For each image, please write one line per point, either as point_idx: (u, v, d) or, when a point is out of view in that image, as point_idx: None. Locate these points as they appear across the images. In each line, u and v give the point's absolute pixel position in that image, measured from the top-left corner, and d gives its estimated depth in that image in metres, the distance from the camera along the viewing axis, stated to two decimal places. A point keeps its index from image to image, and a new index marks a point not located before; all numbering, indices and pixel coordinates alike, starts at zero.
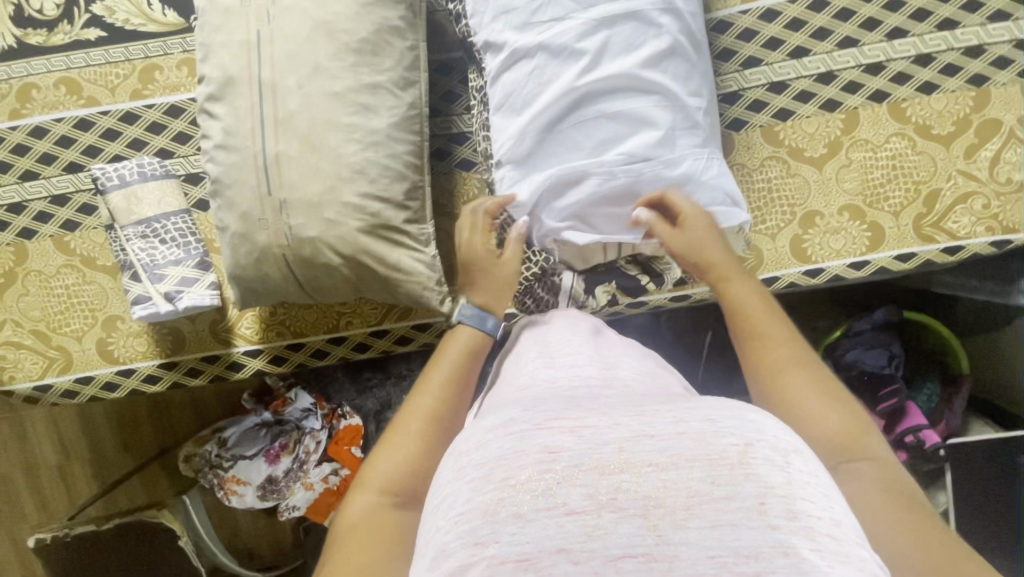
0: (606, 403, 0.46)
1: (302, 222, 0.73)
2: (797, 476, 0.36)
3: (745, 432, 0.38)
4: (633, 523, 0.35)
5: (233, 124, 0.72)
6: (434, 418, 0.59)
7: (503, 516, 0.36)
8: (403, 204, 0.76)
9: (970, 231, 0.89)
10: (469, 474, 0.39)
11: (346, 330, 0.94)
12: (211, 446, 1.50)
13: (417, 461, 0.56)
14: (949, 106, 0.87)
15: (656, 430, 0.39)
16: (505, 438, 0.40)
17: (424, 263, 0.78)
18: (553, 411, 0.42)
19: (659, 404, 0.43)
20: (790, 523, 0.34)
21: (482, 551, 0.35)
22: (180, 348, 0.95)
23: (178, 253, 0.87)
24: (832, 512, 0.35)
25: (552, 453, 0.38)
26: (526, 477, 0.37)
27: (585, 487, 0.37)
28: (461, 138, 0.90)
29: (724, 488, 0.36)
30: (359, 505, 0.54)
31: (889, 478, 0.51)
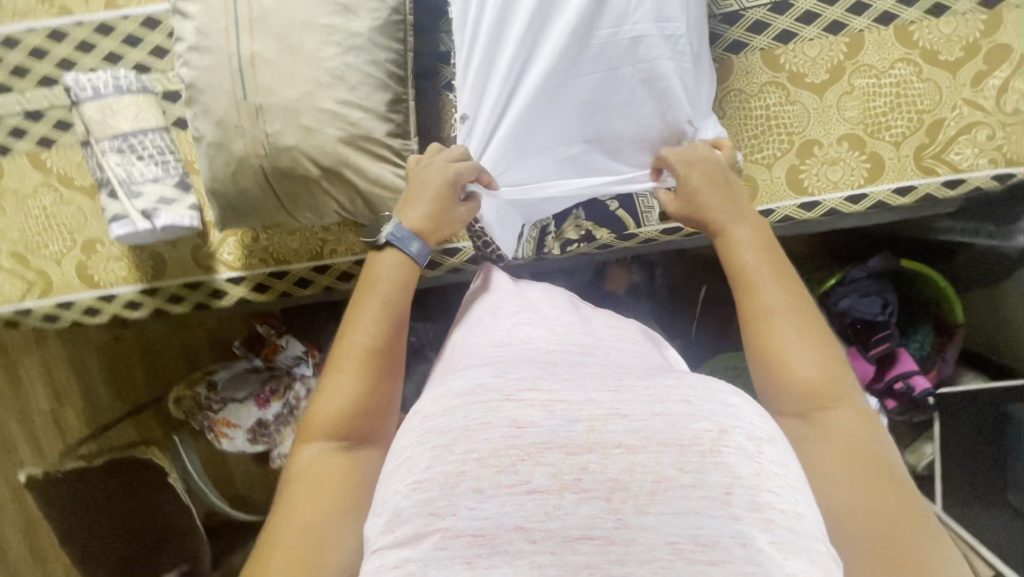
0: (588, 372, 0.46)
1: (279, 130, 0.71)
2: (765, 467, 0.38)
3: (720, 418, 0.40)
4: (595, 504, 0.38)
5: (208, 25, 0.70)
6: (371, 354, 0.58)
7: (461, 490, 0.38)
8: (385, 115, 0.73)
9: (973, 163, 0.86)
10: (430, 441, 0.41)
11: (330, 258, 0.92)
12: (201, 389, 1.50)
13: (358, 402, 0.57)
14: (957, 30, 0.83)
15: (629, 411, 0.41)
16: (472, 408, 0.41)
17: (406, 180, 0.76)
18: (530, 379, 0.44)
19: (637, 378, 0.45)
20: (751, 514, 0.37)
21: (436, 522, 0.38)
22: (162, 274, 0.93)
23: (156, 171, 0.85)
24: (796, 506, 0.38)
25: (519, 430, 0.40)
26: (491, 452, 0.39)
27: (550, 465, 0.39)
28: (449, 57, 0.86)
29: (691, 475, 0.38)
30: (309, 444, 0.55)
31: (861, 441, 0.51)
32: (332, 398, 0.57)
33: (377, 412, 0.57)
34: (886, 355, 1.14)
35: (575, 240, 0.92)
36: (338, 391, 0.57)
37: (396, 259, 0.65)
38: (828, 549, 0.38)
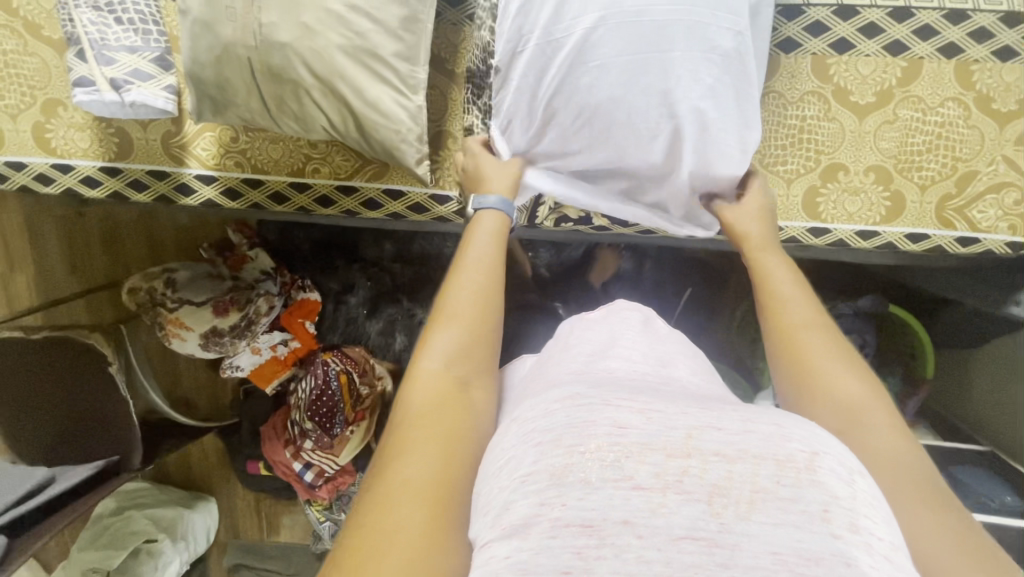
0: (662, 395, 0.46)
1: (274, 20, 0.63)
2: (861, 493, 0.35)
3: (813, 441, 0.36)
4: (697, 506, 0.33)
5: None
6: (482, 307, 0.60)
7: (570, 481, 0.34)
8: (396, 32, 0.66)
9: (992, 225, 0.83)
10: (536, 438, 0.38)
11: (311, 178, 0.86)
12: (157, 283, 1.43)
13: (471, 351, 0.57)
14: (1019, 80, 0.78)
15: (724, 424, 0.37)
16: (571, 410, 0.38)
17: (406, 110, 0.69)
18: (621, 392, 0.41)
19: (727, 405, 0.41)
20: (853, 535, 0.32)
21: (545, 513, 0.34)
22: (127, 155, 0.85)
23: (134, 40, 0.76)
24: (893, 538, 0.34)
25: (621, 429, 0.36)
26: (594, 447, 0.35)
27: (654, 465, 0.35)
28: None
29: (790, 488, 0.33)
30: (420, 386, 0.53)
31: (910, 468, 0.49)
32: (447, 341, 0.57)
33: (484, 365, 0.57)
34: None
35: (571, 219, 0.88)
36: (453, 336, 0.57)
37: (491, 223, 0.70)
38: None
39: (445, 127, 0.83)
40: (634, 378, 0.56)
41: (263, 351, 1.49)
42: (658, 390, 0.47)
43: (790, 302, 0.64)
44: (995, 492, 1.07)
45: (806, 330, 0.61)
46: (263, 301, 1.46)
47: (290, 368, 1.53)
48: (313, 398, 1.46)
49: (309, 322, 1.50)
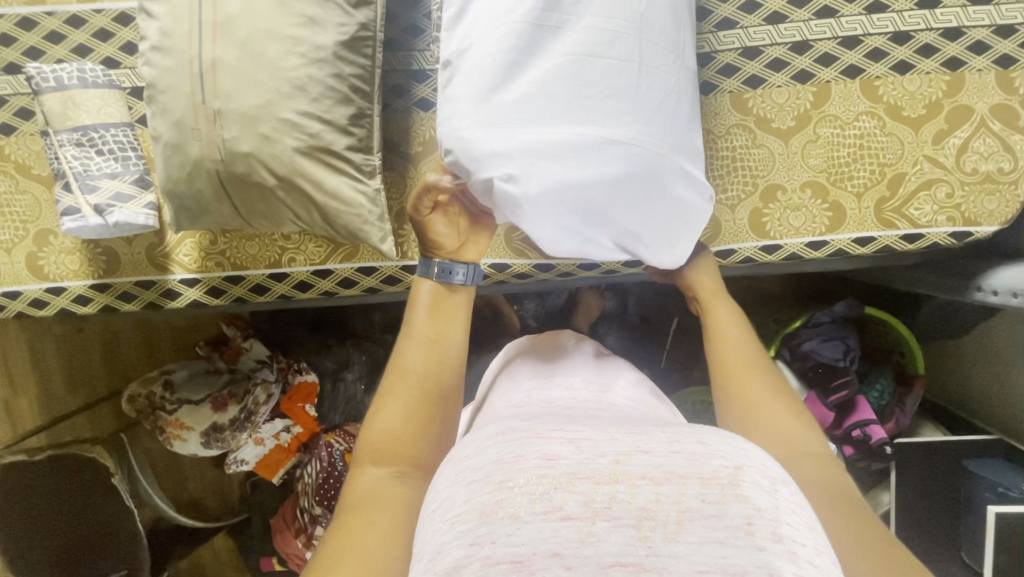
0: (599, 423, 0.54)
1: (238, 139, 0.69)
2: (781, 502, 0.42)
3: (734, 458, 0.44)
4: (626, 532, 0.40)
5: (170, 25, 0.68)
6: (429, 382, 0.66)
7: (500, 517, 0.40)
8: (346, 129, 0.72)
9: (932, 220, 0.87)
10: (468, 477, 0.45)
11: (289, 267, 0.91)
12: (156, 387, 1.46)
13: (413, 429, 0.63)
14: (921, 88, 0.85)
15: (652, 449, 0.45)
16: (504, 446, 0.46)
17: (365, 195, 0.75)
18: (552, 426, 0.49)
19: (654, 429, 0.50)
20: (775, 545, 0.38)
21: (477, 551, 0.39)
22: (115, 271, 0.91)
23: (114, 167, 0.83)
24: (814, 543, 0.40)
25: (550, 461, 0.44)
26: (524, 481, 0.42)
27: (581, 494, 0.42)
28: (422, 75, 0.86)
29: (714, 506, 0.41)
30: (367, 476, 0.59)
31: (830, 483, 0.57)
32: (392, 421, 0.63)
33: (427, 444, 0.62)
34: (844, 402, 1.15)
35: (532, 270, 0.93)
36: (397, 413, 0.64)
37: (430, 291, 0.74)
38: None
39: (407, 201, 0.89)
40: (577, 404, 0.65)
41: (264, 442, 1.48)
42: (632, 430, 0.50)
43: (734, 341, 0.72)
44: (1011, 480, 1.05)
45: (743, 363, 0.70)
46: (259, 391, 1.47)
47: (293, 455, 1.52)
48: (318, 481, 1.45)
49: (309, 406, 1.50)
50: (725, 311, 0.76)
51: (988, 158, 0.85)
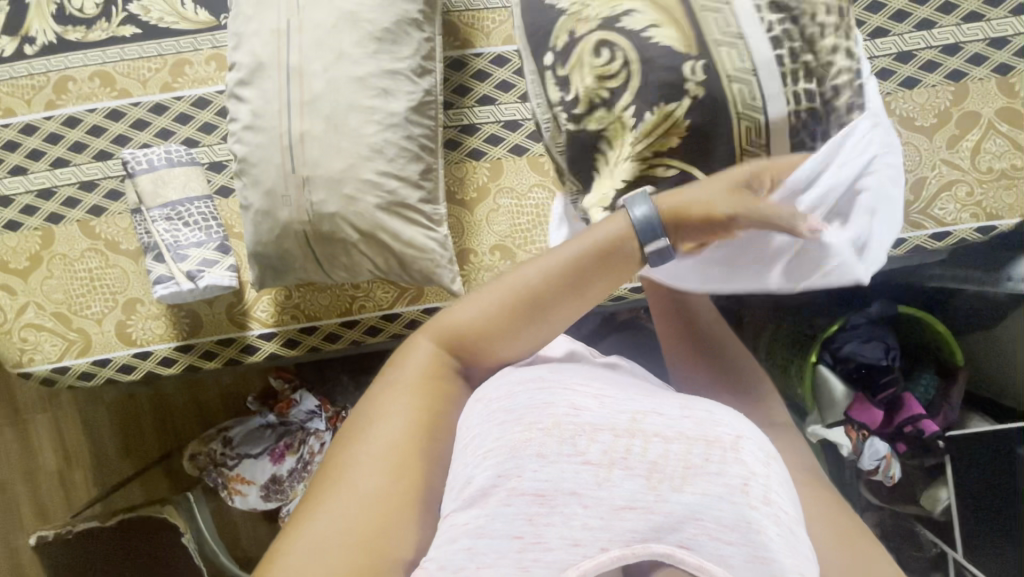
0: (617, 381, 0.64)
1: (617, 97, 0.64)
2: (773, 470, 0.55)
3: (738, 429, 0.57)
4: (638, 480, 0.52)
5: (262, 106, 0.76)
6: (530, 321, 0.59)
7: (528, 454, 0.52)
8: (418, 183, 0.80)
9: (956, 218, 0.94)
10: (500, 420, 0.55)
11: (359, 314, 0.97)
12: (215, 444, 1.49)
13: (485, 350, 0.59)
14: (930, 100, 0.92)
15: (667, 412, 0.57)
16: (534, 394, 0.56)
17: (437, 241, 0.82)
18: (580, 380, 0.60)
19: (665, 395, 0.61)
20: (763, 505, 0.51)
21: (504, 483, 0.50)
22: (197, 331, 0.97)
23: (200, 235, 0.91)
24: (788, 501, 0.54)
25: (577, 410, 0.55)
26: (554, 425, 0.54)
27: (603, 444, 0.54)
28: (472, 128, 0.95)
29: (716, 465, 0.54)
30: (422, 349, 0.59)
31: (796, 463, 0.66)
32: (470, 324, 0.59)
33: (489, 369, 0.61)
34: (891, 400, 1.20)
35: None
36: (481, 322, 0.58)
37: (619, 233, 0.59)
38: (807, 544, 0.51)
39: (466, 243, 0.96)
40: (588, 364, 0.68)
41: None
42: (649, 393, 0.62)
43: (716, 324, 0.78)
44: None
45: (729, 356, 0.76)
46: (314, 441, 1.49)
47: None
48: None
49: None
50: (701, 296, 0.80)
51: (1001, 157, 0.92)
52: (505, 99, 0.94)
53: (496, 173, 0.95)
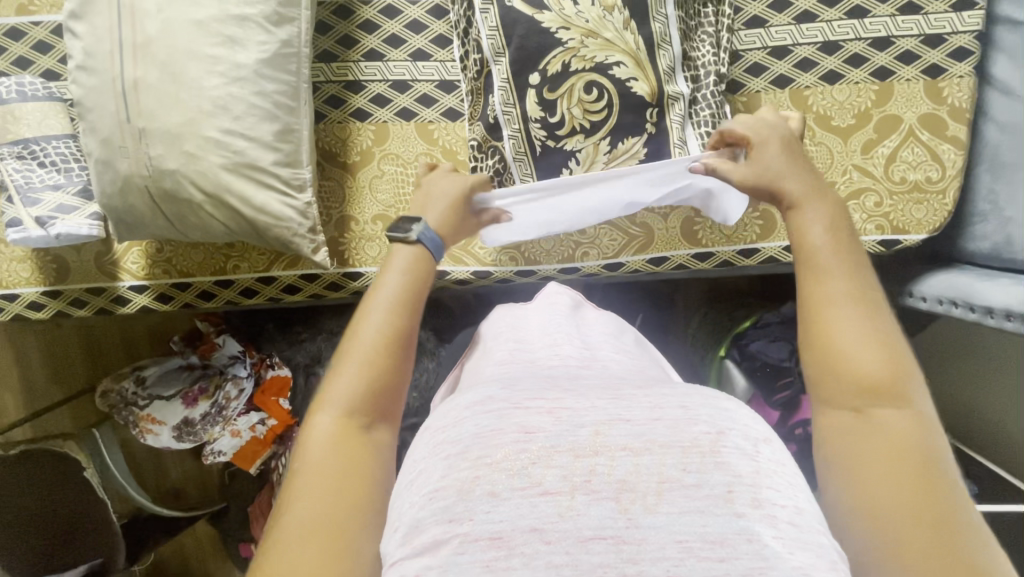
0: (583, 385, 0.48)
1: (567, 131, 0.76)
2: (765, 464, 0.38)
3: (718, 420, 0.40)
4: (605, 506, 0.36)
5: (92, 45, 0.69)
6: (398, 344, 0.56)
7: (477, 495, 0.37)
8: (271, 144, 0.74)
9: (861, 228, 0.88)
10: (444, 450, 0.40)
11: (234, 274, 0.94)
12: (129, 383, 1.50)
13: (376, 395, 0.53)
14: (850, 98, 0.85)
15: (632, 415, 0.40)
16: (482, 417, 0.41)
17: (294, 208, 0.77)
18: (532, 393, 0.44)
19: (634, 388, 0.45)
20: (754, 511, 0.35)
21: (455, 528, 0.36)
22: (65, 278, 0.94)
23: (57, 178, 0.85)
24: (797, 501, 0.36)
25: (528, 435, 0.39)
26: (502, 455, 0.38)
27: (560, 468, 0.38)
28: (357, 86, 0.88)
29: (695, 475, 0.37)
30: (321, 426, 0.51)
31: (904, 435, 0.45)
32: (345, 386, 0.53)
33: (393, 399, 0.55)
34: (790, 402, 1.15)
35: (470, 277, 0.92)
36: (352, 381, 0.53)
37: (410, 255, 0.63)
38: (836, 549, 0.35)
39: (347, 209, 0.90)
40: (558, 364, 0.62)
41: (241, 434, 1.46)
42: (609, 392, 0.44)
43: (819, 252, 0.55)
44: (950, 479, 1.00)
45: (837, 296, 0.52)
46: (231, 387, 1.48)
47: (270, 447, 1.50)
48: None
49: (284, 401, 1.48)
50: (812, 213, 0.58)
51: (917, 168, 0.86)
52: (394, 56, 0.87)
53: (382, 137, 0.89)
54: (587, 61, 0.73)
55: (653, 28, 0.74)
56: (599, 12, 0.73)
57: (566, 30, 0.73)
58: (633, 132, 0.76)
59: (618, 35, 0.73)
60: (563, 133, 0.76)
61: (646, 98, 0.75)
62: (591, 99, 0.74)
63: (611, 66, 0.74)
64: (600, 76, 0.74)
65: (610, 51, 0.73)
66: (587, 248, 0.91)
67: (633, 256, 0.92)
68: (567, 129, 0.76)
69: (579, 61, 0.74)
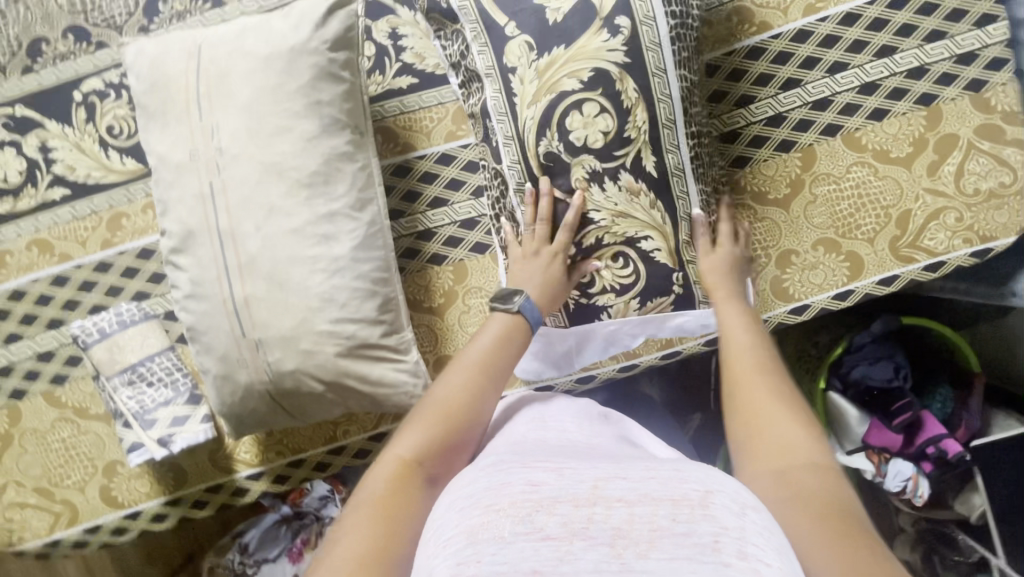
0: (584, 459, 0.54)
1: (598, 290, 0.77)
2: (750, 523, 0.41)
3: (707, 482, 0.45)
4: (600, 550, 0.40)
5: (200, 274, 0.72)
6: (474, 400, 0.64)
7: (485, 539, 0.41)
8: (377, 320, 0.76)
9: (948, 246, 0.88)
10: (459, 504, 0.47)
11: (345, 439, 0.94)
12: (233, 553, 1.43)
13: (439, 450, 0.60)
14: (902, 128, 0.87)
15: (628, 475, 0.47)
16: (493, 475, 0.48)
17: (407, 371, 0.78)
18: (541, 460, 0.51)
19: (633, 463, 0.51)
20: (740, 561, 0.38)
21: (462, 570, 0.40)
22: (183, 483, 0.94)
23: (166, 393, 0.87)
24: (782, 561, 0.39)
25: (534, 486, 0.46)
26: (509, 503, 0.44)
27: (561, 516, 0.43)
28: (428, 234, 0.90)
29: (684, 525, 0.41)
30: (383, 470, 0.57)
31: (824, 493, 0.50)
32: (412, 442, 0.60)
33: (451, 460, 0.60)
34: (909, 422, 1.13)
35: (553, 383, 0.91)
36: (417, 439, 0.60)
37: (501, 324, 0.71)
38: None
39: (443, 351, 0.91)
40: (569, 444, 0.64)
41: None
42: (615, 463, 0.51)
43: (740, 351, 0.69)
44: None
45: (757, 378, 0.65)
46: None
47: None
48: None
49: None
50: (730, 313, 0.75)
51: (987, 177, 0.87)
52: (457, 198, 0.90)
53: (462, 275, 0.91)
54: (619, 237, 0.74)
55: (676, 205, 0.74)
56: (626, 195, 0.72)
57: (597, 211, 0.73)
58: (658, 292, 0.77)
59: (647, 214, 0.73)
60: (595, 292, 0.77)
61: (669, 264, 0.76)
62: (620, 266, 0.75)
63: (639, 240, 0.74)
64: (629, 248, 0.75)
65: (640, 227, 0.73)
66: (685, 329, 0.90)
67: None
68: (598, 288, 0.77)
69: (610, 236, 0.74)
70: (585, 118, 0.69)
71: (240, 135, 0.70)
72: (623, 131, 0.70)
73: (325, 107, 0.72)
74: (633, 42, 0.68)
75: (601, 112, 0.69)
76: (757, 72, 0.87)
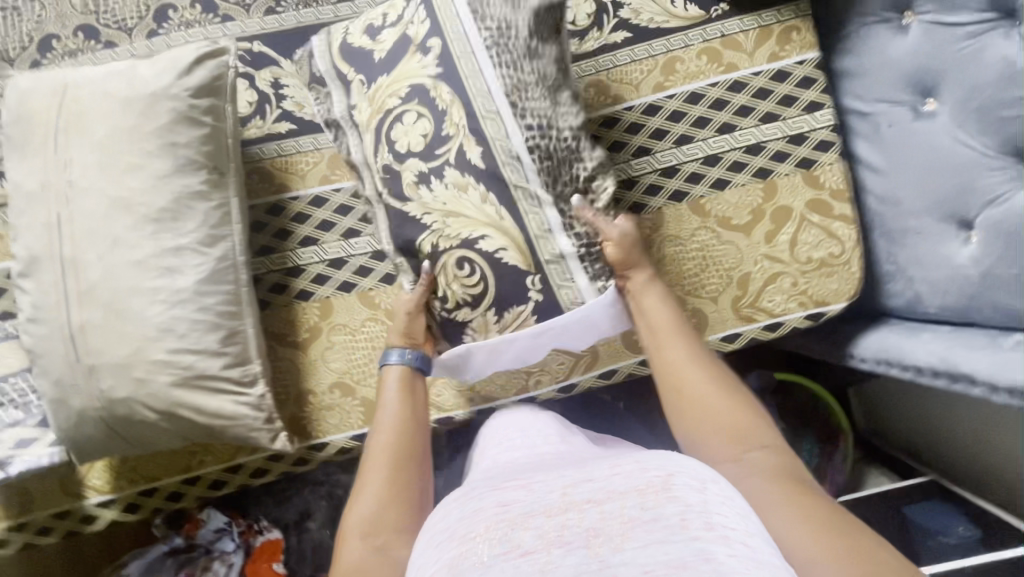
0: (550, 468, 0.58)
1: (454, 305, 0.79)
2: (711, 496, 0.46)
3: (666, 467, 0.49)
4: (579, 552, 0.43)
5: (40, 299, 0.74)
6: (406, 449, 0.73)
7: (468, 566, 0.44)
8: (218, 352, 0.78)
9: (785, 308, 0.94)
10: (449, 534, 0.49)
11: (200, 469, 0.94)
12: None
13: (393, 502, 0.67)
14: (742, 198, 0.94)
15: (594, 476, 0.50)
16: (467, 504, 0.52)
17: (248, 404, 0.80)
18: (509, 480, 0.54)
19: (602, 461, 0.55)
20: (707, 533, 0.42)
21: None
22: (30, 507, 0.93)
23: (18, 414, 0.88)
24: (744, 526, 0.44)
25: (505, 506, 0.49)
26: (485, 528, 0.47)
27: (536, 528, 0.46)
28: (297, 270, 0.94)
29: (651, 511, 0.45)
30: (352, 548, 0.63)
31: (786, 469, 0.59)
32: (366, 509, 0.66)
33: (410, 504, 0.68)
34: None
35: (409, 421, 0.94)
36: (371, 503, 0.67)
37: (400, 375, 0.81)
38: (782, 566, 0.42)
39: (303, 385, 0.93)
40: (538, 453, 0.66)
41: None
42: (579, 467, 0.55)
43: (667, 331, 0.76)
44: (950, 526, 0.98)
45: (690, 371, 0.71)
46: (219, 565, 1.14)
47: None
48: None
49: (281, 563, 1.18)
50: (649, 296, 0.79)
51: (818, 247, 0.94)
52: (327, 239, 0.94)
53: (328, 311, 0.94)
54: (453, 239, 0.76)
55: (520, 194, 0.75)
56: (453, 192, 0.75)
57: (428, 214, 0.77)
58: (517, 301, 0.77)
59: (478, 211, 0.75)
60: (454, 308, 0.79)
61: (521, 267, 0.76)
62: (465, 274, 0.77)
63: (477, 240, 0.76)
64: (471, 252, 0.76)
65: (474, 227, 0.76)
66: (540, 374, 0.94)
67: (584, 373, 0.95)
68: (454, 305, 0.79)
69: (447, 239, 0.77)
70: (405, 128, 0.77)
71: (93, 170, 0.74)
72: (439, 130, 0.76)
73: (180, 149, 0.76)
74: (444, 56, 0.76)
75: (417, 120, 0.76)
76: (612, 139, 0.95)
